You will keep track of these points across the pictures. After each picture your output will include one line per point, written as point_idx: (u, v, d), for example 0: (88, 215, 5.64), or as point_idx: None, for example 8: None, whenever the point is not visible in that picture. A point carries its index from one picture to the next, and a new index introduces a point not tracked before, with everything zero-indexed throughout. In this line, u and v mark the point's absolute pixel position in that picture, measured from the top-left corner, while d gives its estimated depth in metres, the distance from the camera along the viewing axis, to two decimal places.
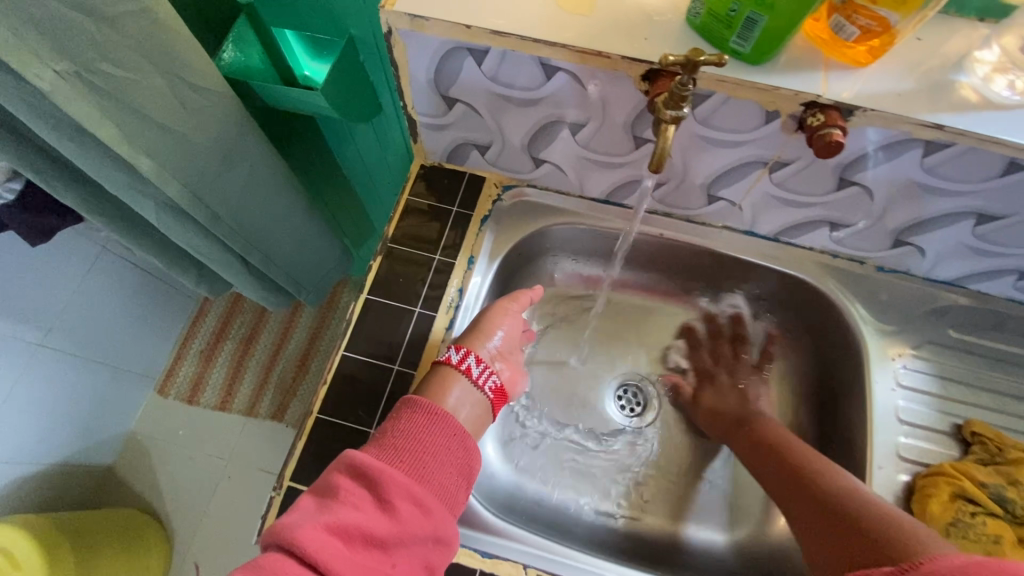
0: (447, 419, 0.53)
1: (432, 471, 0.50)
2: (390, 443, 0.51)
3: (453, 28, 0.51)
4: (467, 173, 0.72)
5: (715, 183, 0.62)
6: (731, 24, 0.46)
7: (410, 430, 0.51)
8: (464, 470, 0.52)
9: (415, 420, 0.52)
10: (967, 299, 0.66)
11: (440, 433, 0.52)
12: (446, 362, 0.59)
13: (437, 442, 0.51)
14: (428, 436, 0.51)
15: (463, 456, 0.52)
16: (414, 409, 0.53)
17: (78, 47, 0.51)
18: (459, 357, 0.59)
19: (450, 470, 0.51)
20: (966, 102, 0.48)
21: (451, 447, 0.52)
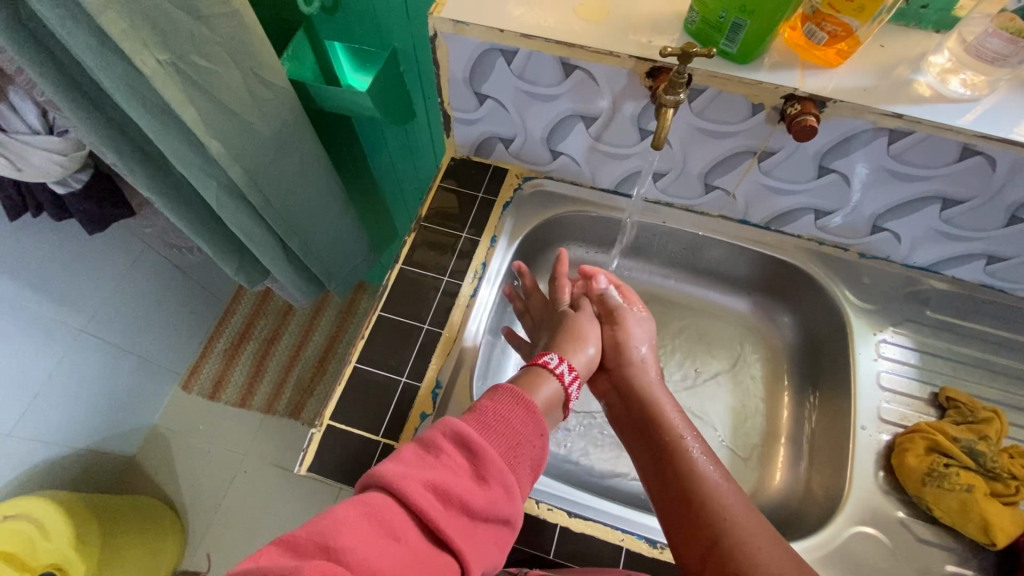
0: (541, 419, 0.50)
1: (523, 460, 0.47)
2: (484, 421, 0.48)
3: (489, 31, 0.61)
4: (492, 165, 0.81)
5: (711, 173, 0.70)
6: (721, 28, 0.55)
7: (506, 415, 0.48)
8: (541, 466, 0.50)
9: (510, 407, 0.49)
10: (942, 283, 0.73)
11: (530, 425, 0.49)
12: (544, 364, 0.59)
13: (527, 434, 0.48)
14: (518, 421, 0.49)
15: (546, 454, 0.50)
16: (511, 396, 0.50)
17: (177, 41, 0.62)
18: (557, 364, 0.59)
19: (530, 462, 0.48)
20: (922, 96, 0.57)
21: (535, 442, 0.49)
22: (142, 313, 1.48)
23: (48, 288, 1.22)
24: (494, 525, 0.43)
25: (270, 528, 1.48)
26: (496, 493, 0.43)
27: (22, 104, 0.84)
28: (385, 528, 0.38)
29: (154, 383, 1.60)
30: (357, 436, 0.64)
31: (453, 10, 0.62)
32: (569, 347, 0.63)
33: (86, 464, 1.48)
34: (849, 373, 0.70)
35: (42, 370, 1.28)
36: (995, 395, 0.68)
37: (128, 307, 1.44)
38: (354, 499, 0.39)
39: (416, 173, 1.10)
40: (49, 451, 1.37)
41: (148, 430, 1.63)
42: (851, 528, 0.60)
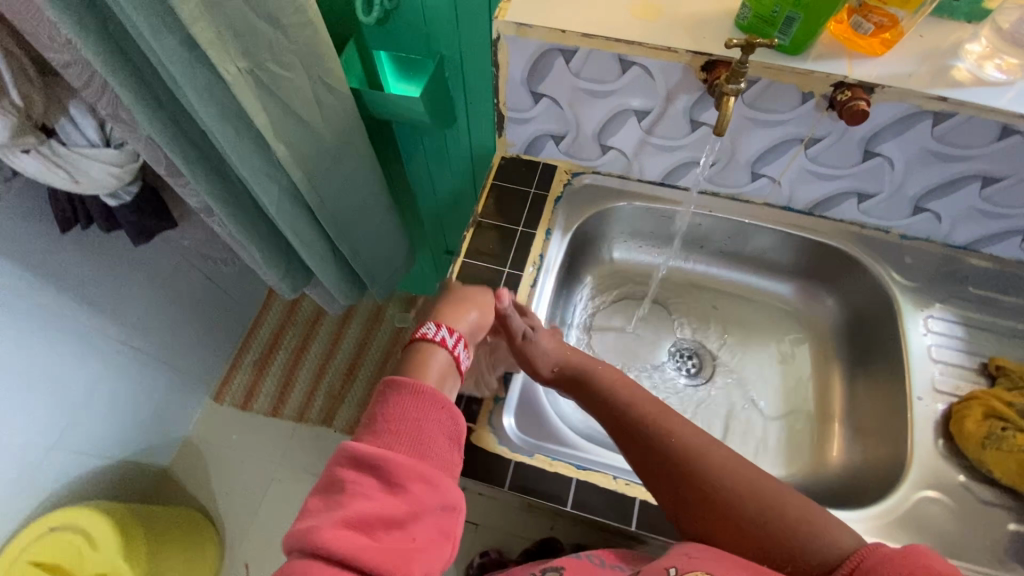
0: (435, 394, 0.50)
1: (431, 444, 0.48)
2: (381, 428, 0.48)
3: (551, 33, 0.65)
4: (541, 162, 0.85)
5: (758, 161, 0.74)
6: (774, 22, 0.59)
7: (404, 412, 0.49)
8: (457, 433, 0.52)
9: (396, 401, 0.49)
10: (981, 260, 0.76)
11: (432, 409, 0.49)
12: (423, 336, 0.56)
13: (425, 414, 0.49)
14: (415, 410, 0.49)
15: (455, 426, 0.51)
16: (401, 390, 0.50)
17: (257, 50, 0.66)
18: (436, 332, 0.56)
19: (444, 438, 0.49)
20: (964, 80, 0.60)
21: (445, 419, 0.50)
22: (177, 325, 1.50)
23: (93, 300, 1.24)
24: (427, 524, 0.45)
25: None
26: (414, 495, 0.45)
27: (82, 117, 0.82)
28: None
29: (185, 395, 1.62)
30: None
31: (517, 13, 0.66)
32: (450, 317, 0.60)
33: (123, 477, 1.49)
34: (899, 347, 0.73)
35: (84, 382, 1.30)
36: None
37: (164, 319, 1.46)
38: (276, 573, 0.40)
39: (449, 178, 1.14)
40: (89, 464, 1.38)
41: (180, 442, 1.64)
42: (917, 492, 0.63)
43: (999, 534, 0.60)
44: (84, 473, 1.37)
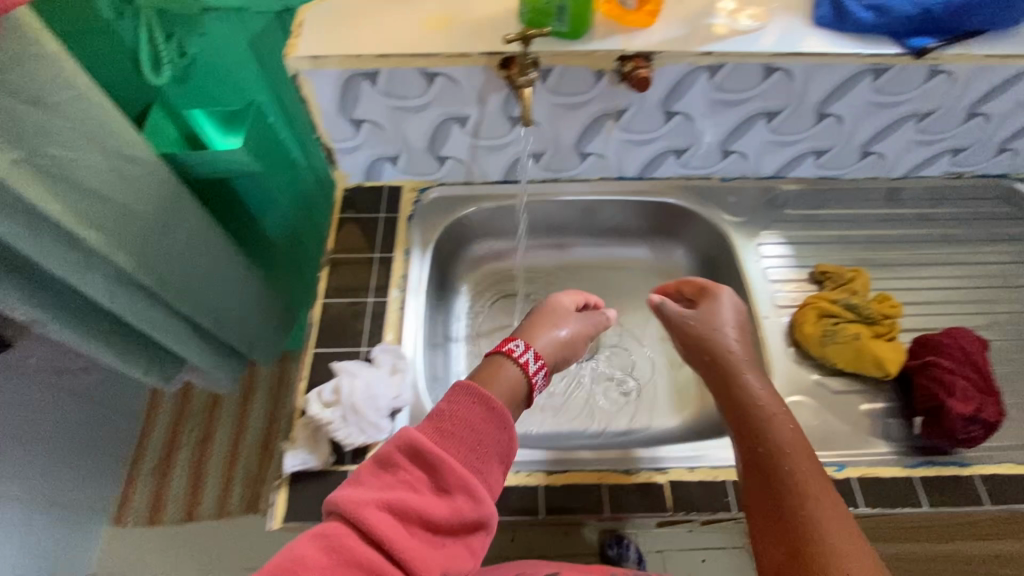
0: (501, 413, 0.55)
1: (486, 459, 0.51)
2: (446, 429, 0.52)
3: (347, 60, 0.65)
4: (385, 186, 0.84)
5: (581, 141, 0.79)
6: (549, 12, 0.64)
7: (467, 421, 0.53)
8: (507, 459, 0.54)
9: (467, 407, 0.54)
10: (788, 185, 0.86)
11: (494, 426, 0.54)
12: (506, 352, 0.65)
13: (486, 432, 0.53)
14: (478, 421, 0.53)
15: (506, 449, 0.54)
16: (471, 397, 0.54)
17: (27, 135, 0.60)
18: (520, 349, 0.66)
19: (494, 455, 0.53)
20: (722, 34, 0.68)
21: (499, 440, 0.54)
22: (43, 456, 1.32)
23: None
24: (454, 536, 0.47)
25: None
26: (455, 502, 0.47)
27: None
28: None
29: (77, 529, 1.41)
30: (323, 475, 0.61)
31: (308, 47, 0.65)
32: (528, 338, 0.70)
33: None
34: (742, 277, 0.80)
35: None
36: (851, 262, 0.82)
37: (27, 453, 1.27)
38: (317, 528, 0.43)
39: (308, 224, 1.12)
40: None
41: None
42: (785, 401, 0.69)
43: (856, 416, 0.67)
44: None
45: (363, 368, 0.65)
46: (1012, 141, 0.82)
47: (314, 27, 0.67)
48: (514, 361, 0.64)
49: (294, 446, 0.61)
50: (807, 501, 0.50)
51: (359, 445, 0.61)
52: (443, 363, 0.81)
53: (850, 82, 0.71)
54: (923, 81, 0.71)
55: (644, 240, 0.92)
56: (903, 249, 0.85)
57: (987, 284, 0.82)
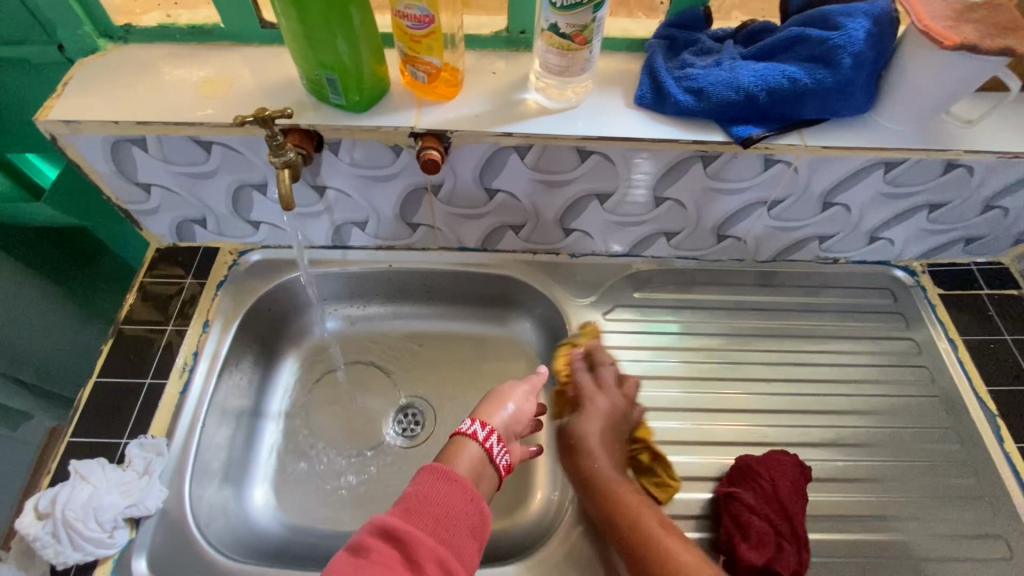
0: (466, 484, 0.53)
1: (458, 535, 0.49)
2: (411, 506, 0.50)
3: (105, 125, 0.59)
4: (201, 247, 0.78)
5: (404, 213, 0.73)
6: (322, 85, 0.58)
7: (437, 497, 0.51)
8: (480, 531, 0.52)
9: (432, 482, 0.52)
10: (644, 265, 0.79)
11: (460, 497, 0.51)
12: (459, 432, 0.60)
13: (455, 504, 0.51)
14: (452, 497, 0.51)
15: (481, 526, 0.52)
16: (437, 473, 0.52)
17: None
18: (476, 430, 0.60)
19: (469, 530, 0.50)
20: (530, 111, 0.61)
21: (472, 515, 0.51)
22: None
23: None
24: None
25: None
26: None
27: None
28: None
29: None
30: None
31: (63, 110, 0.59)
32: (486, 411, 0.64)
33: None
34: None
35: None
36: (700, 356, 0.75)
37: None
38: None
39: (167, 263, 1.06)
40: None
41: None
42: (585, 523, 0.62)
43: None
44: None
45: (104, 469, 0.58)
46: (882, 230, 0.75)
47: (79, 87, 0.61)
48: (476, 443, 0.59)
49: (4, 560, 0.55)
50: (652, 553, 0.53)
51: (78, 562, 0.55)
52: (246, 450, 0.74)
53: (679, 167, 0.64)
54: (761, 170, 0.64)
55: (494, 313, 0.85)
56: (766, 341, 0.78)
57: (854, 387, 0.74)
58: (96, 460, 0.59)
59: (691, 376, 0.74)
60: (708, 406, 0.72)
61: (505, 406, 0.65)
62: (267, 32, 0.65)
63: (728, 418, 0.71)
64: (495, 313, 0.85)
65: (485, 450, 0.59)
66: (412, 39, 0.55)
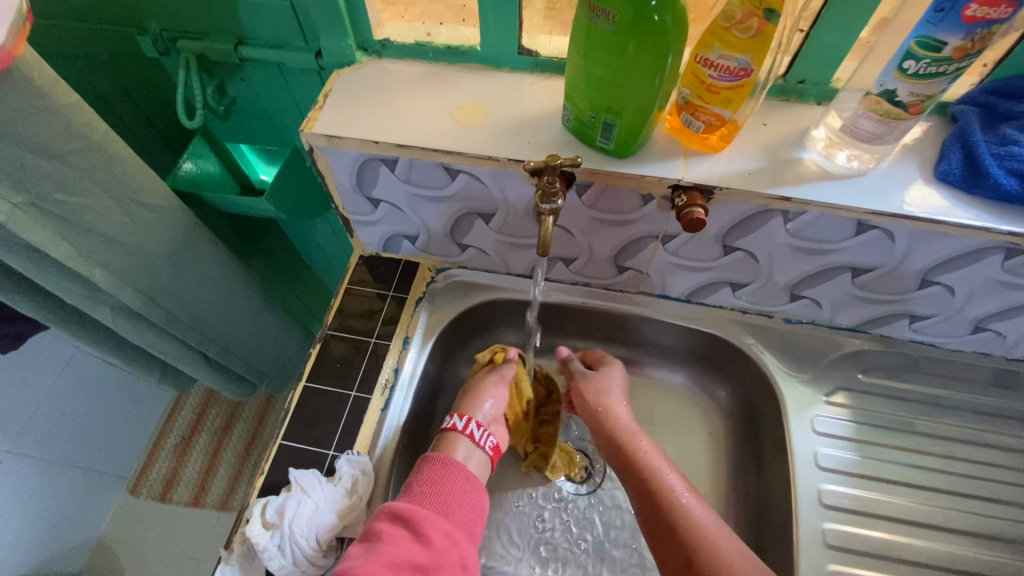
0: (461, 465, 0.59)
1: (455, 512, 0.55)
2: (418, 490, 0.55)
3: (363, 143, 0.58)
4: (402, 260, 0.78)
5: (620, 256, 0.68)
6: (593, 127, 0.54)
7: (433, 479, 0.57)
8: (479, 506, 0.58)
9: (433, 469, 0.58)
10: (870, 343, 0.71)
11: (458, 478, 0.57)
12: (451, 427, 0.65)
13: (455, 484, 0.57)
14: (451, 481, 0.57)
15: (478, 506, 0.58)
16: (432, 461, 0.58)
17: (34, 183, 0.58)
18: (463, 423, 0.65)
19: (470, 505, 0.57)
20: (810, 174, 0.55)
21: (469, 492, 0.57)
22: (80, 419, 1.27)
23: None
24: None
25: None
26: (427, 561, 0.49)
27: None
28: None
29: (91, 503, 1.34)
30: None
31: (326, 124, 0.59)
32: (467, 404, 0.69)
33: None
34: (787, 452, 0.69)
35: None
36: (913, 458, 0.69)
37: (69, 420, 1.24)
38: None
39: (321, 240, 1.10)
40: None
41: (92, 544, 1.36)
42: None
43: None
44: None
45: (321, 483, 0.59)
46: None
47: (338, 100, 0.61)
48: (462, 435, 0.64)
49: (228, 560, 0.56)
50: (695, 537, 0.56)
51: (296, 575, 0.56)
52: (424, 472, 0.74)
53: (969, 256, 0.56)
54: None
55: (679, 364, 0.81)
56: (998, 455, 0.69)
57: None
58: (312, 472, 0.60)
59: (910, 481, 0.67)
60: (927, 519, 0.65)
61: (488, 401, 0.69)
62: (522, 59, 0.62)
63: (949, 537, 0.65)
64: (679, 364, 0.81)
65: (476, 443, 0.65)
66: (710, 89, 0.50)
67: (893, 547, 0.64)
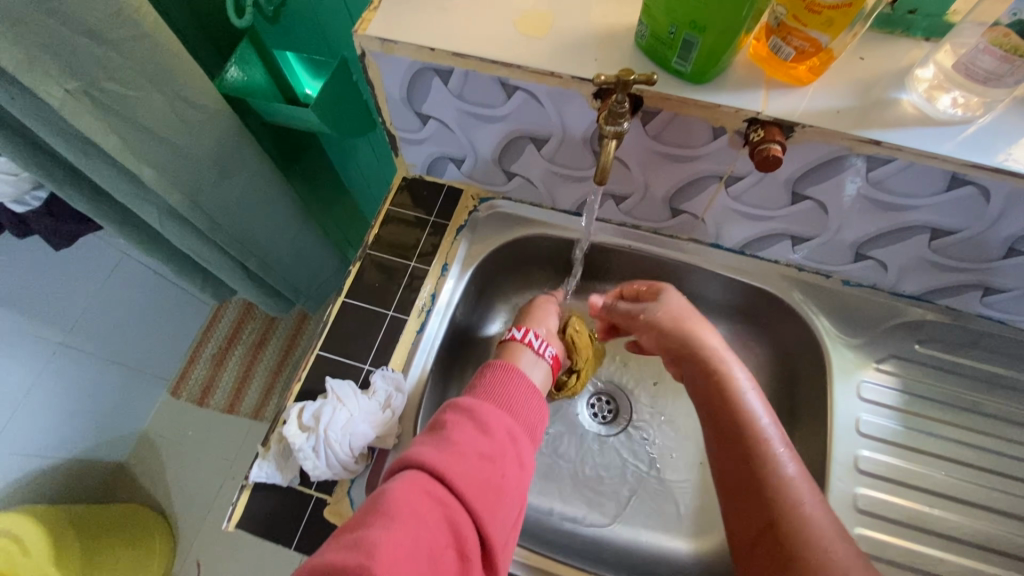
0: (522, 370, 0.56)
1: (519, 410, 0.52)
2: (483, 388, 0.53)
3: (419, 50, 0.55)
4: (446, 185, 0.76)
5: (675, 197, 0.64)
6: (671, 45, 0.49)
7: (496, 379, 0.54)
8: (543, 413, 0.54)
9: (498, 370, 0.54)
10: (934, 314, 0.67)
11: (523, 381, 0.54)
12: (511, 338, 0.64)
13: (517, 382, 0.54)
14: (515, 383, 0.54)
15: (541, 406, 0.54)
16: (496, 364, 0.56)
17: (84, 68, 0.57)
18: (521, 334, 0.64)
19: (533, 407, 0.53)
20: (907, 118, 0.50)
21: (533, 394, 0.54)
22: (127, 319, 1.33)
23: (28, 305, 1.11)
24: (493, 499, 0.44)
25: (249, 560, 1.33)
26: (492, 452, 0.46)
27: None
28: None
29: (137, 398, 1.43)
30: (286, 491, 0.59)
31: (380, 26, 0.55)
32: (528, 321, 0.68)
33: (72, 474, 1.33)
34: (826, 415, 0.67)
35: (17, 384, 1.15)
36: (959, 434, 0.66)
37: (116, 320, 1.30)
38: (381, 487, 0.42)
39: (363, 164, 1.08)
40: (35, 462, 1.24)
41: (137, 436, 1.46)
42: None
43: None
44: (35, 476, 1.24)
45: (355, 394, 0.60)
46: None
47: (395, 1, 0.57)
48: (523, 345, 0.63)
49: (265, 456, 0.59)
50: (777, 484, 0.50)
51: (327, 477, 0.58)
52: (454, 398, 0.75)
53: None
54: None
55: (719, 318, 0.79)
56: None
57: None
58: (348, 383, 0.61)
59: (952, 457, 0.65)
60: (965, 496, 0.64)
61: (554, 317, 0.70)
62: None
63: (988, 517, 0.63)
64: (719, 318, 0.79)
65: (537, 353, 0.63)
66: (811, 8, 0.44)
67: (924, 519, 0.63)
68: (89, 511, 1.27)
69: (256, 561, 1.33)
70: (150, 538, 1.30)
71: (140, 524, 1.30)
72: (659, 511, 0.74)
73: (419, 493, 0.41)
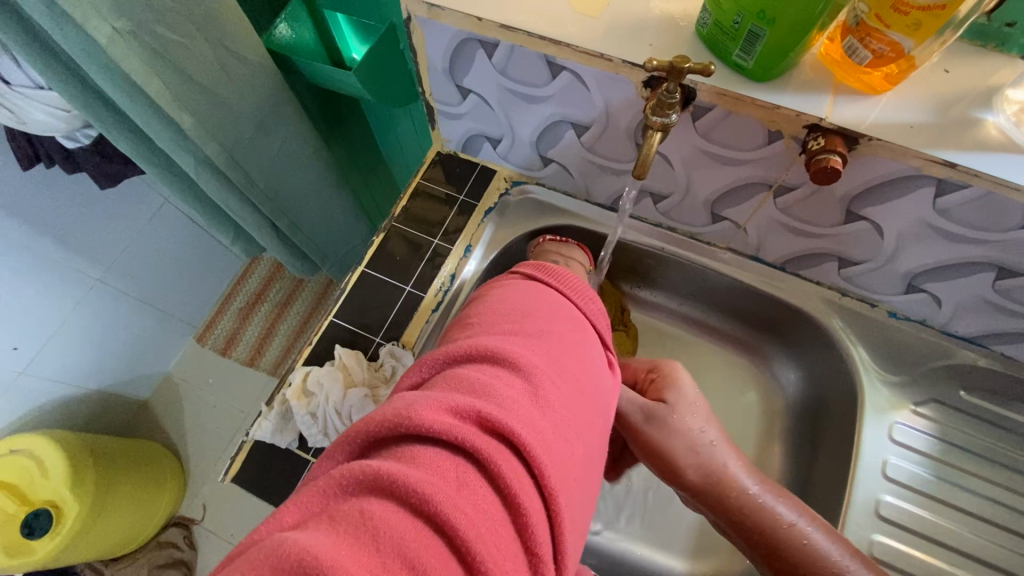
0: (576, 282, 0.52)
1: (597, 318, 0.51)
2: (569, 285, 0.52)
3: (466, 19, 0.52)
4: (479, 164, 0.74)
5: (718, 202, 0.61)
6: (735, 37, 0.44)
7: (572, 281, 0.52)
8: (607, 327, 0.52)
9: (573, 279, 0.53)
10: (987, 361, 0.61)
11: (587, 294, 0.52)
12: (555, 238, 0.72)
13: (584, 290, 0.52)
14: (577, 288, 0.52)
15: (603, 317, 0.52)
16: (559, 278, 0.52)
17: (135, 8, 0.57)
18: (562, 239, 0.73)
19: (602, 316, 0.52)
20: (988, 141, 0.45)
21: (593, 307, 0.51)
22: (161, 263, 1.36)
23: (68, 238, 1.14)
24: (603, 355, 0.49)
25: (251, 511, 1.37)
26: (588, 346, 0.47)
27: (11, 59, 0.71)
28: (538, 378, 0.40)
29: (163, 341, 1.47)
30: (284, 451, 0.60)
31: None
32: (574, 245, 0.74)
33: (97, 407, 1.38)
34: (852, 455, 0.64)
35: (53, 315, 1.19)
36: (991, 491, 0.62)
37: (151, 263, 1.34)
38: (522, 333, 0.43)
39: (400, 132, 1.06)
40: (62, 391, 1.29)
41: (161, 378, 1.51)
42: None
43: None
44: (63, 402, 1.30)
45: (362, 364, 0.61)
46: None
47: None
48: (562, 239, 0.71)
49: (267, 416, 0.59)
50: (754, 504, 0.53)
51: (326, 444, 0.59)
52: None
53: None
54: None
55: (748, 335, 0.75)
56: None
57: None
58: (356, 352, 0.61)
59: (979, 514, 0.61)
60: (986, 557, 0.60)
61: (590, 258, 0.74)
62: None
63: None
64: (748, 335, 0.75)
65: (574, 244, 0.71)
66: (898, 7, 0.40)
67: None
68: (109, 443, 1.27)
69: (258, 515, 1.37)
70: (162, 482, 1.32)
71: (156, 465, 1.32)
72: (660, 525, 0.72)
73: (557, 326, 0.46)
